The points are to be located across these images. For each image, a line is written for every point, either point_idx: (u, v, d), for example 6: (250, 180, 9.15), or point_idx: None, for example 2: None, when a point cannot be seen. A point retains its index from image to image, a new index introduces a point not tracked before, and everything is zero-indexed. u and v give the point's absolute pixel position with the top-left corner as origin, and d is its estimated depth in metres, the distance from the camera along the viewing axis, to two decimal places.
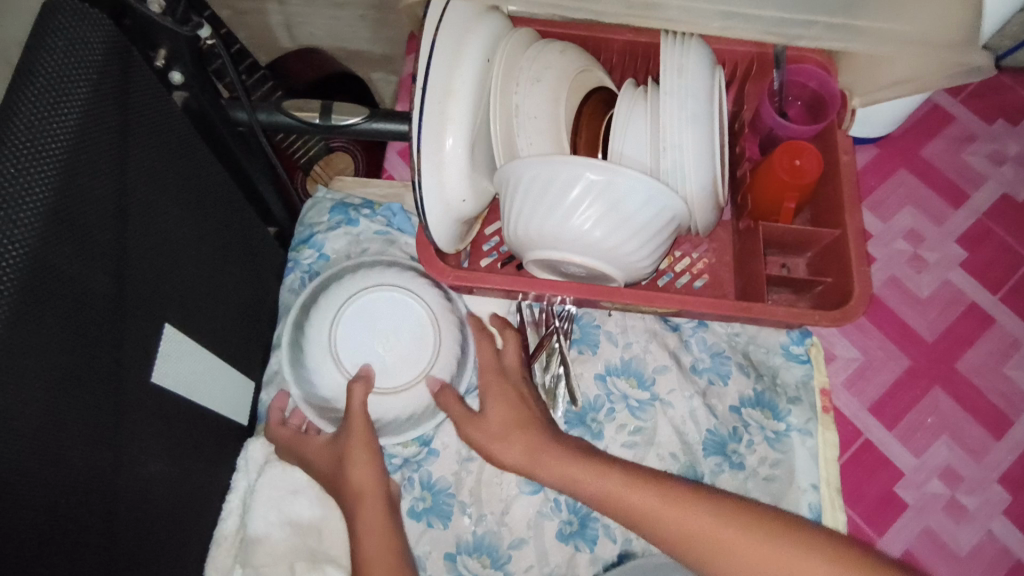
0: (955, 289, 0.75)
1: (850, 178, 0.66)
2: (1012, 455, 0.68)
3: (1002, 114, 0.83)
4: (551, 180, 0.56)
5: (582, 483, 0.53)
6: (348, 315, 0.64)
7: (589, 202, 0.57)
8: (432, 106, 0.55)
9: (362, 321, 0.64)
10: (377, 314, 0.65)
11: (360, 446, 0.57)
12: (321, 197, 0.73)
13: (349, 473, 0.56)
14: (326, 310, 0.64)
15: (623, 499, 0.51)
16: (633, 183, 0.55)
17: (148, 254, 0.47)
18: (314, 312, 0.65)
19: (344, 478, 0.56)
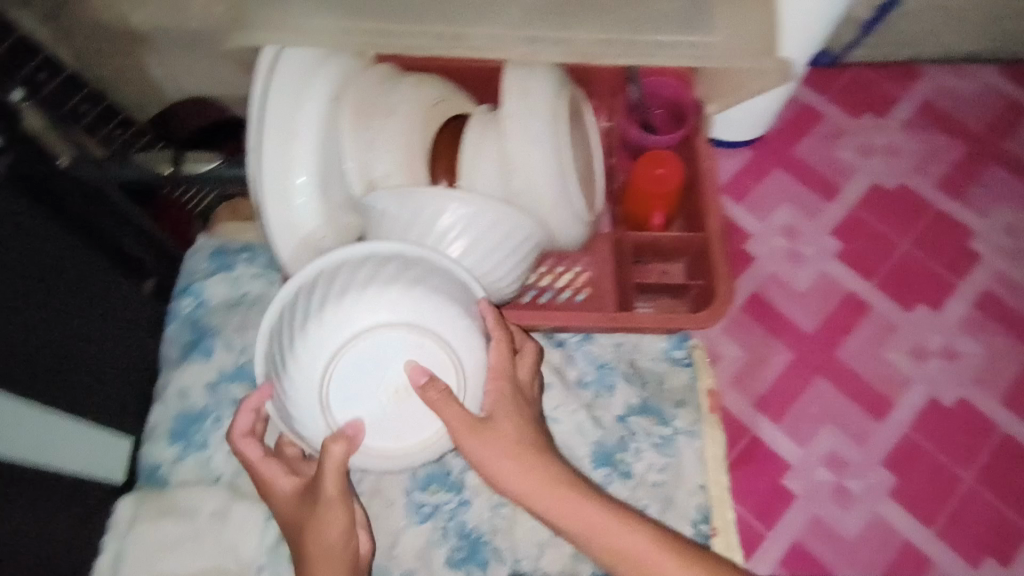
0: (832, 280, 0.77)
1: (710, 182, 0.68)
2: (895, 437, 0.70)
3: (869, 107, 0.85)
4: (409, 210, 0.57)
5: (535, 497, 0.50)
6: (344, 355, 0.51)
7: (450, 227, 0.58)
8: (275, 149, 0.55)
9: (354, 367, 0.50)
10: (387, 350, 0.50)
11: (337, 488, 0.50)
12: (201, 245, 0.73)
13: (315, 512, 0.52)
14: (314, 349, 0.51)
15: (621, 548, 0.49)
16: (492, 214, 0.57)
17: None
18: (310, 335, 0.51)
19: (308, 532, 0.52)
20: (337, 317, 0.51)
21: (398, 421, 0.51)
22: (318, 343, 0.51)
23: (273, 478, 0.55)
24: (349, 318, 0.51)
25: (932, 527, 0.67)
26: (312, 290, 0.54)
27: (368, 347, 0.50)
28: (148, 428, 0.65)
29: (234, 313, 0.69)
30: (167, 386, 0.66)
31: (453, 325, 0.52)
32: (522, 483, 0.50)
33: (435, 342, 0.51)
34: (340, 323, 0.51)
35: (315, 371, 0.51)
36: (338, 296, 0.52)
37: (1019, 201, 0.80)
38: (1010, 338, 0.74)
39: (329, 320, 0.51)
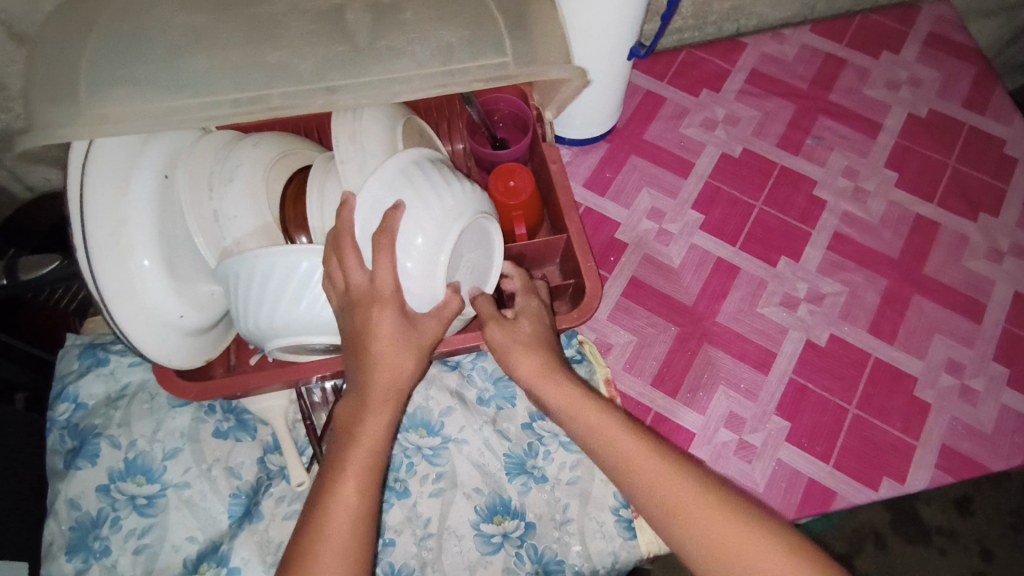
0: (701, 250, 0.81)
1: (561, 184, 0.71)
2: (782, 384, 0.74)
3: (704, 85, 0.91)
4: (272, 272, 0.56)
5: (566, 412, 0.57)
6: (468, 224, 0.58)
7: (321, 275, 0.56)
8: (106, 241, 0.53)
9: (461, 245, 0.59)
10: (472, 236, 0.60)
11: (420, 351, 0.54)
12: (68, 345, 0.70)
13: (390, 360, 0.52)
14: (456, 211, 0.57)
15: (603, 434, 0.55)
16: None
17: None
18: (452, 198, 0.57)
19: (382, 360, 0.52)
20: (476, 204, 0.59)
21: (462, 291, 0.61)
22: (453, 206, 0.57)
23: (385, 314, 0.52)
24: (473, 202, 0.59)
25: (830, 462, 0.71)
26: (425, 167, 0.58)
27: (467, 234, 0.59)
28: (44, 548, 0.62)
29: (116, 407, 0.67)
30: (59, 500, 0.63)
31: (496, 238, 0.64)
32: (533, 376, 0.58)
33: (488, 243, 0.62)
34: (463, 203, 0.58)
35: (448, 237, 0.56)
36: (439, 182, 0.57)
37: (850, 145, 0.88)
38: (864, 271, 0.80)
39: (456, 198, 0.57)
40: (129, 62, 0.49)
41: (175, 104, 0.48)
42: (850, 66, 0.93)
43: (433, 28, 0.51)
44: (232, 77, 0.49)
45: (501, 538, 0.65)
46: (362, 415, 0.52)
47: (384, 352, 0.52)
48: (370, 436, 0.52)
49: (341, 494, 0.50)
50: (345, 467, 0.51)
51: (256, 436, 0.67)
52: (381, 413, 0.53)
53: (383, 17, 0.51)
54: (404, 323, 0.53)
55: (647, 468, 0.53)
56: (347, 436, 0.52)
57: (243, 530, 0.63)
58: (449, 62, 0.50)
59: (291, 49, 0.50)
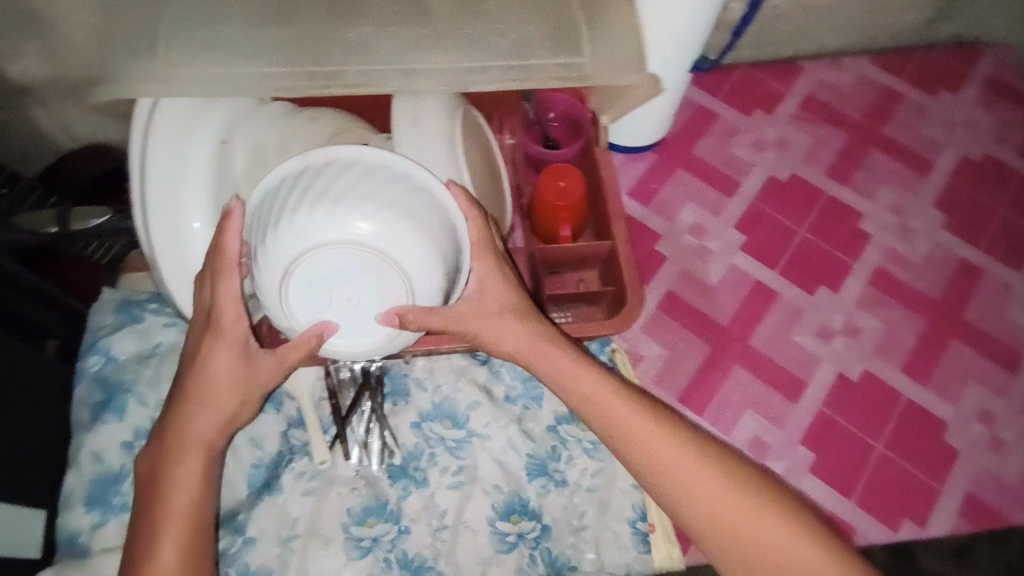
0: (740, 271, 0.81)
1: (610, 189, 0.71)
2: (810, 415, 0.74)
3: (759, 105, 0.90)
4: None
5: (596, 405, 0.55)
6: (318, 253, 0.49)
7: None
8: (163, 198, 0.54)
9: (311, 273, 0.50)
10: (345, 260, 0.50)
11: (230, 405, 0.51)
12: (104, 298, 0.70)
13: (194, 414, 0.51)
14: (297, 236, 0.49)
15: (637, 430, 0.54)
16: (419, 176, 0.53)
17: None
18: (280, 226, 0.50)
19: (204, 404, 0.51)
20: (337, 224, 0.49)
21: (355, 320, 0.51)
22: (296, 231, 0.50)
23: (215, 354, 0.51)
24: (328, 225, 0.49)
25: (851, 498, 0.70)
26: (293, 181, 0.51)
27: (324, 259, 0.49)
28: (63, 499, 0.62)
29: (146, 365, 0.67)
30: (81, 453, 0.63)
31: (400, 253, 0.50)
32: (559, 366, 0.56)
33: (367, 265, 0.50)
34: (319, 225, 0.49)
35: (277, 275, 0.50)
36: (291, 203, 0.50)
37: (899, 182, 0.87)
38: (903, 309, 0.80)
39: (309, 219, 0.49)
40: (212, 25, 0.49)
41: (251, 70, 0.48)
42: (907, 102, 0.91)
43: (516, 22, 0.51)
44: (308, 50, 0.49)
45: (516, 537, 0.65)
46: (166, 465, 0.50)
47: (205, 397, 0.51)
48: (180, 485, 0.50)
49: (161, 545, 0.48)
50: (163, 511, 0.49)
51: (281, 410, 0.68)
52: (197, 452, 0.51)
53: (466, 6, 0.51)
54: (239, 358, 0.51)
55: (682, 466, 0.52)
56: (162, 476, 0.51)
57: (262, 501, 0.64)
58: (528, 58, 0.50)
59: (373, 27, 0.50)
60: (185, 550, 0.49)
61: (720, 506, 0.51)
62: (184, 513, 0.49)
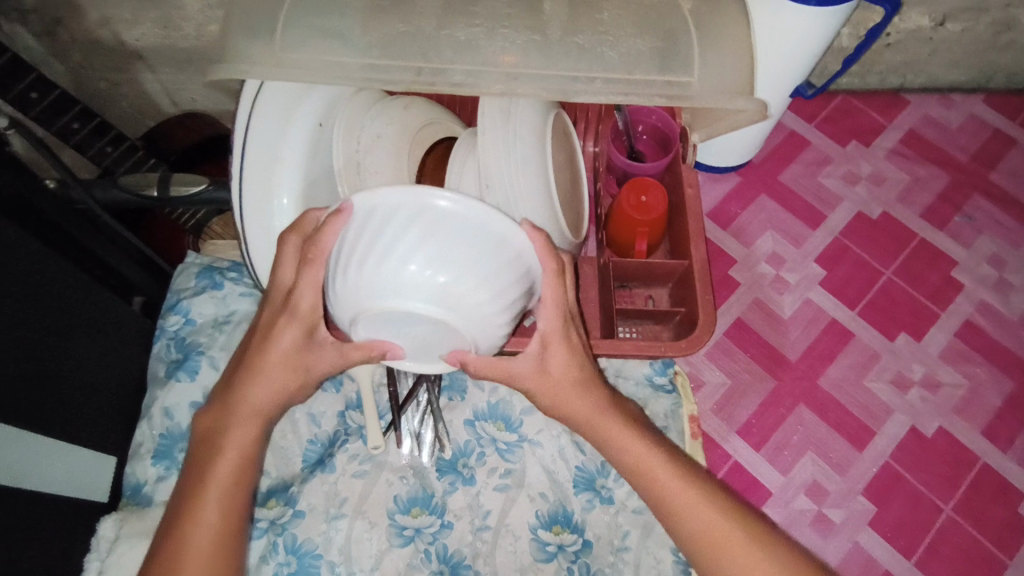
0: (816, 307, 0.77)
1: (693, 210, 0.69)
2: (876, 467, 0.70)
3: (855, 136, 0.86)
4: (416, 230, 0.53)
5: (653, 484, 0.52)
6: (379, 312, 0.47)
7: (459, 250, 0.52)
8: (258, 175, 0.55)
9: (380, 323, 0.48)
10: (408, 318, 0.47)
11: (286, 379, 0.51)
12: (188, 262, 0.73)
13: (257, 379, 0.51)
14: (368, 290, 0.46)
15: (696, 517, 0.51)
16: (494, 226, 0.46)
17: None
18: (341, 284, 0.48)
19: (266, 375, 0.50)
20: (410, 287, 0.46)
21: (423, 348, 0.51)
22: (354, 290, 0.47)
23: (284, 331, 0.49)
24: (389, 291, 0.46)
25: (912, 559, 0.67)
26: (358, 233, 0.47)
27: (388, 316, 0.47)
28: (132, 447, 0.65)
29: (221, 331, 0.70)
30: (154, 406, 0.66)
31: (473, 326, 0.48)
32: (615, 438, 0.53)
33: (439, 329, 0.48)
34: (396, 287, 0.46)
35: (344, 318, 0.49)
36: (350, 261, 0.47)
37: (1001, 232, 0.82)
38: (990, 368, 0.75)
39: (387, 278, 0.46)
40: (328, 14, 0.51)
41: (363, 61, 0.49)
42: (1019, 148, 0.86)
43: (627, 35, 0.51)
44: (418, 45, 0.50)
45: (556, 548, 0.65)
46: (227, 425, 0.51)
47: (266, 365, 0.50)
48: (232, 447, 0.51)
49: (202, 508, 0.49)
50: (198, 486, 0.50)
51: (341, 390, 0.70)
52: (246, 430, 0.51)
53: (578, 14, 0.52)
54: (300, 345, 0.50)
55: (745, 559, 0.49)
56: (211, 450, 0.51)
57: (315, 477, 0.65)
58: (634, 72, 0.50)
59: (484, 28, 0.51)
60: (227, 510, 0.50)
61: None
62: (228, 475, 0.50)
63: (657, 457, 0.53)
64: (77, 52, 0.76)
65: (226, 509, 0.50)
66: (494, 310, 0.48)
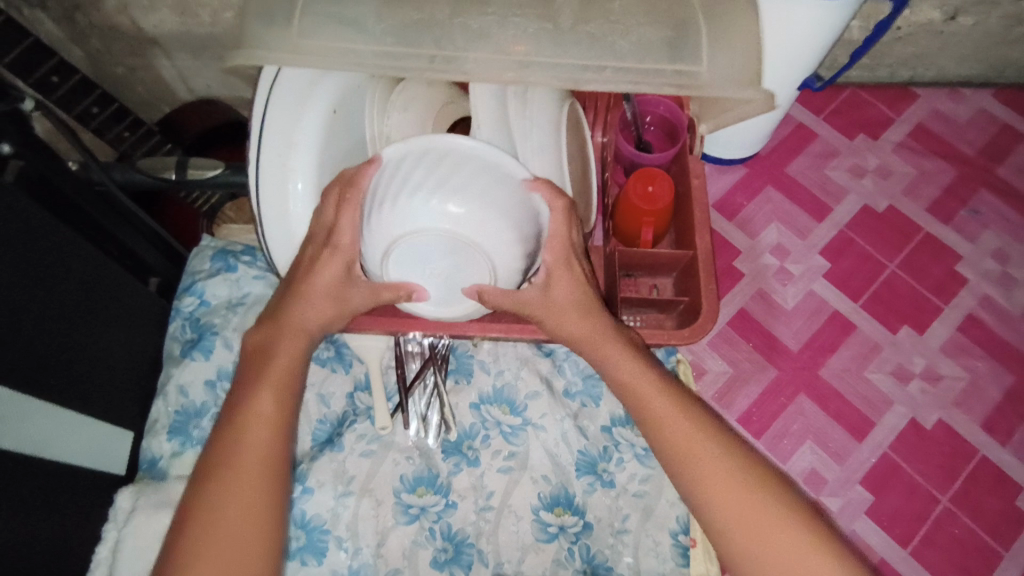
0: (819, 299, 0.78)
1: (699, 200, 0.70)
2: (874, 456, 0.71)
3: (863, 129, 0.87)
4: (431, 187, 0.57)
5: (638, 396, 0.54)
6: (410, 242, 0.54)
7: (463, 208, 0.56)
8: (274, 159, 0.57)
9: (408, 256, 0.54)
10: (436, 248, 0.54)
11: (329, 302, 0.55)
12: (204, 246, 0.75)
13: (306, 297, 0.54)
14: (400, 219, 0.54)
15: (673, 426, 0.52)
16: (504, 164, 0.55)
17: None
18: (375, 217, 0.54)
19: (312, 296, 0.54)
20: (438, 215, 0.53)
21: (448, 288, 0.57)
22: (388, 222, 0.54)
23: (329, 260, 0.54)
24: (420, 220, 0.53)
25: (907, 547, 0.68)
26: (390, 172, 0.54)
27: (419, 246, 0.54)
28: (148, 423, 0.67)
29: (234, 312, 0.71)
30: (170, 383, 0.68)
31: (490, 250, 0.55)
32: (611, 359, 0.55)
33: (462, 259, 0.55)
34: (427, 216, 0.53)
35: (377, 254, 0.55)
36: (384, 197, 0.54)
37: (1006, 227, 0.82)
38: (992, 362, 0.75)
39: (419, 208, 0.53)
40: (343, 2, 0.52)
41: (378, 48, 0.51)
42: None
43: (637, 25, 0.52)
44: (431, 34, 0.51)
45: (558, 529, 0.66)
46: (278, 337, 0.54)
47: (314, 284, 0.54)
48: (283, 357, 0.54)
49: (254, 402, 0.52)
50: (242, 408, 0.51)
51: (350, 371, 0.71)
52: (296, 341, 0.55)
53: (589, 4, 0.53)
54: (342, 278, 0.54)
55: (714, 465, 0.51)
56: (263, 361, 0.54)
57: (323, 455, 0.67)
58: (645, 62, 0.51)
59: (495, 17, 0.52)
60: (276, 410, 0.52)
61: (730, 497, 0.49)
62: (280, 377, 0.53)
63: (646, 374, 0.55)
64: (96, 38, 0.78)
65: (277, 410, 0.52)
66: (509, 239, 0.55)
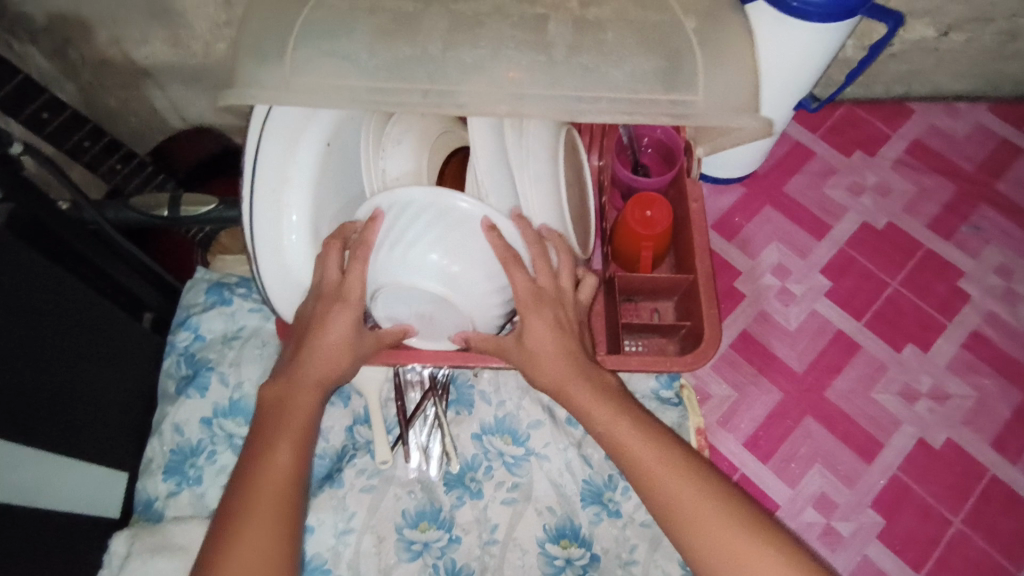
0: (822, 318, 0.77)
1: (698, 223, 0.70)
2: (884, 479, 0.70)
3: (860, 146, 0.87)
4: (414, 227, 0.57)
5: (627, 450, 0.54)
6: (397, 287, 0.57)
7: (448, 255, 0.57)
8: (267, 194, 0.56)
9: (393, 299, 0.58)
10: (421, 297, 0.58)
11: (341, 356, 0.56)
12: (198, 279, 0.74)
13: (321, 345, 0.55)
14: (389, 268, 0.56)
15: (665, 483, 0.52)
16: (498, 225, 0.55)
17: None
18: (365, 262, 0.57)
19: (326, 351, 0.55)
20: (424, 268, 0.56)
21: (429, 322, 0.61)
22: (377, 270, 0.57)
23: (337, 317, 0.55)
24: (408, 271, 0.56)
25: (921, 572, 0.67)
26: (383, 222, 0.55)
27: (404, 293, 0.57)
28: (144, 463, 0.66)
29: (230, 346, 0.70)
30: (164, 422, 0.67)
31: (474, 304, 0.59)
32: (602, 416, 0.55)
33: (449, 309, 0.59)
34: (415, 270, 0.56)
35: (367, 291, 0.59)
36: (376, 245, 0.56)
37: (1008, 241, 0.81)
38: (999, 379, 0.75)
39: (408, 261, 0.56)
40: (336, 36, 0.51)
41: (371, 83, 0.50)
42: None
43: (631, 53, 0.52)
44: (425, 66, 0.51)
45: (564, 562, 0.65)
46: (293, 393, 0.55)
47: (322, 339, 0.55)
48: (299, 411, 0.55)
49: (275, 453, 0.52)
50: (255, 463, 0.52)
51: (349, 404, 0.70)
52: (310, 395, 0.55)
53: (584, 34, 0.52)
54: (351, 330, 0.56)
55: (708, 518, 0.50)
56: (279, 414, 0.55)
57: (324, 492, 0.66)
58: (642, 91, 0.51)
59: (489, 49, 0.51)
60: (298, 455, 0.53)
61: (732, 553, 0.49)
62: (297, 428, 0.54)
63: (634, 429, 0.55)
64: (88, 71, 0.77)
65: (302, 457, 0.54)
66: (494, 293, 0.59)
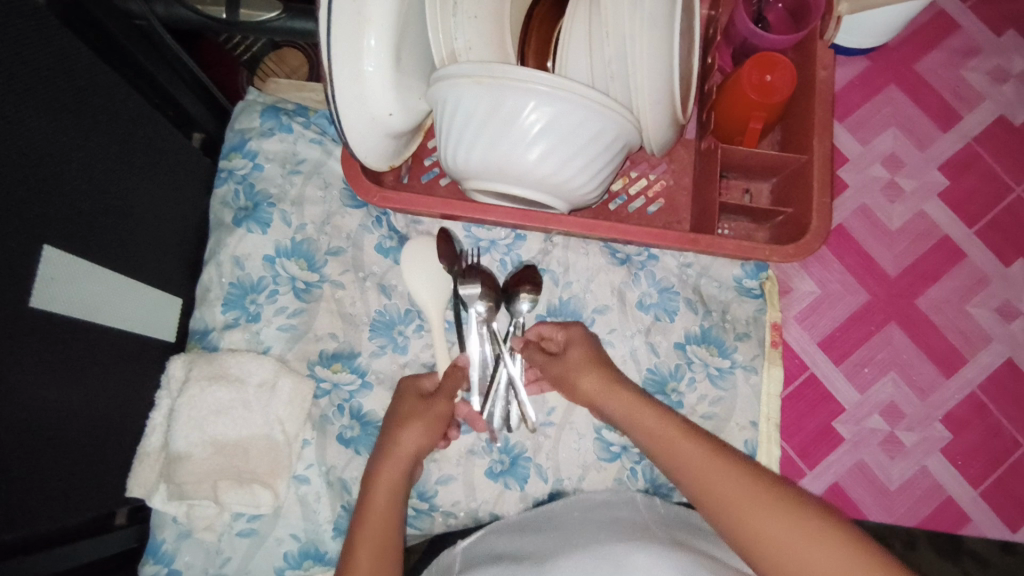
0: (929, 221, 0.70)
1: (823, 94, 0.61)
2: (959, 395, 0.67)
3: (1014, 23, 0.73)
4: (505, 105, 0.50)
5: (622, 415, 0.53)
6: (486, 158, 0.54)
7: (541, 137, 0.52)
8: (347, 6, 0.48)
9: (479, 171, 0.55)
10: (509, 173, 0.55)
11: (416, 435, 0.55)
12: (251, 100, 0.67)
13: (396, 442, 0.55)
14: (480, 143, 0.53)
15: (667, 443, 0.50)
16: (601, 113, 0.51)
17: (25, 149, 0.44)
18: (456, 128, 0.53)
19: (394, 442, 0.55)
20: (515, 147, 0.53)
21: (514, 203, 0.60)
22: (468, 140, 0.53)
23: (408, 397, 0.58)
24: (499, 148, 0.53)
25: (978, 488, 0.65)
26: (474, 92, 0.50)
27: (492, 167, 0.54)
28: (200, 290, 0.64)
29: (290, 181, 0.66)
30: (223, 254, 0.64)
31: (562, 188, 0.56)
32: (600, 392, 0.55)
33: (539, 201, 0.57)
34: (507, 151, 0.53)
35: (455, 159, 0.56)
36: (469, 111, 0.52)
37: None
38: None
39: (503, 140, 0.52)
40: None
41: None
42: None
43: None
44: None
45: (621, 449, 0.64)
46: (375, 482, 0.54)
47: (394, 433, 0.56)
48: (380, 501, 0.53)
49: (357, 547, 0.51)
50: (362, 536, 0.52)
51: None
52: (394, 484, 0.54)
53: None
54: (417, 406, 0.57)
55: (715, 477, 0.47)
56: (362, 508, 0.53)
57: (387, 354, 0.64)
58: None
59: None
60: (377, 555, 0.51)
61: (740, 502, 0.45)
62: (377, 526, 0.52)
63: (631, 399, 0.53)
64: None
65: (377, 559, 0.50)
66: (589, 188, 0.58)
